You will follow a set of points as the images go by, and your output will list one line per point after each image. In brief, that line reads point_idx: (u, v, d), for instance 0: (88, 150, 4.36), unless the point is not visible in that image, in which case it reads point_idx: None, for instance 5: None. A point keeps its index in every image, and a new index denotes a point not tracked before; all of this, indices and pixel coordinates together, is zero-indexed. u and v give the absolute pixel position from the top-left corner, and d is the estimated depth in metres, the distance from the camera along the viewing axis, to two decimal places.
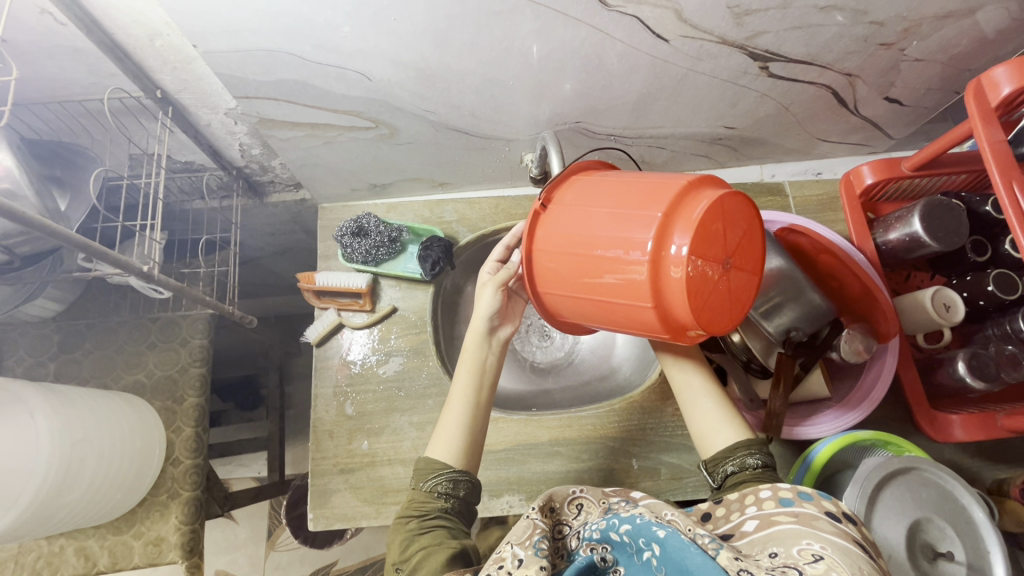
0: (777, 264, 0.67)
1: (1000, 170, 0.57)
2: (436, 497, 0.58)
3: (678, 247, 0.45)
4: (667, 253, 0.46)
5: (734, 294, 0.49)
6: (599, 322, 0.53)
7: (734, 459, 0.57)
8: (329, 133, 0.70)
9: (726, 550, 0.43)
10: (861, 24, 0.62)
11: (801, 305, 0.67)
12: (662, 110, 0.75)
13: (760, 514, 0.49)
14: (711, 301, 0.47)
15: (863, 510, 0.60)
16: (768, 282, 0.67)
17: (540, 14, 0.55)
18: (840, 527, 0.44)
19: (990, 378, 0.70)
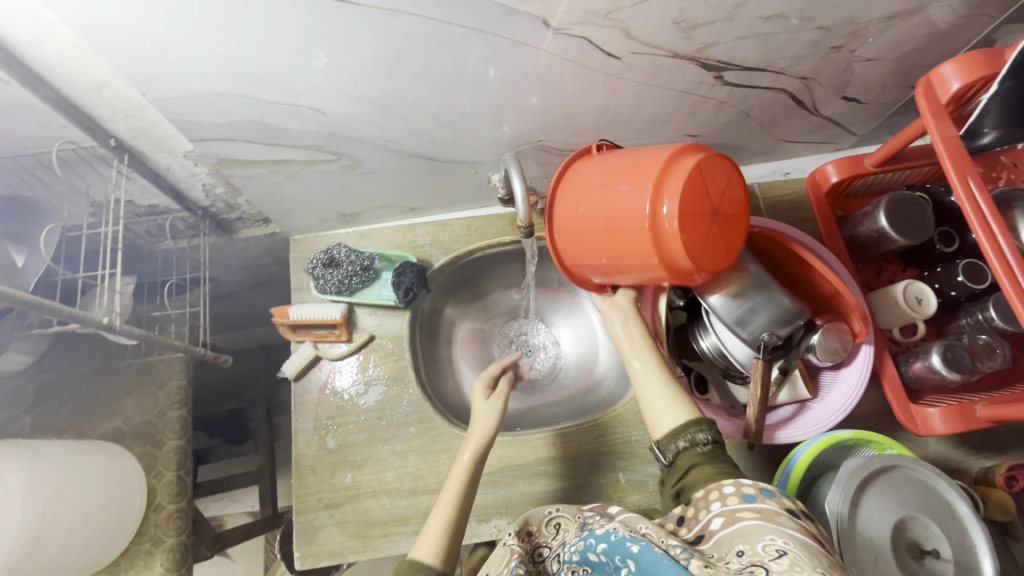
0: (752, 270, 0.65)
1: (955, 166, 0.58)
2: None
3: (680, 173, 0.51)
4: (678, 167, 0.51)
5: (720, 238, 0.53)
6: (601, 245, 0.57)
7: (685, 436, 0.57)
8: (291, 168, 0.70)
9: (696, 559, 0.42)
10: (809, 30, 0.62)
11: (777, 310, 0.66)
12: (623, 124, 0.75)
13: (725, 510, 0.47)
14: (701, 217, 0.51)
15: (847, 512, 0.60)
16: (743, 289, 0.66)
17: (488, 41, 0.55)
18: (799, 522, 0.44)
19: (965, 370, 0.70)
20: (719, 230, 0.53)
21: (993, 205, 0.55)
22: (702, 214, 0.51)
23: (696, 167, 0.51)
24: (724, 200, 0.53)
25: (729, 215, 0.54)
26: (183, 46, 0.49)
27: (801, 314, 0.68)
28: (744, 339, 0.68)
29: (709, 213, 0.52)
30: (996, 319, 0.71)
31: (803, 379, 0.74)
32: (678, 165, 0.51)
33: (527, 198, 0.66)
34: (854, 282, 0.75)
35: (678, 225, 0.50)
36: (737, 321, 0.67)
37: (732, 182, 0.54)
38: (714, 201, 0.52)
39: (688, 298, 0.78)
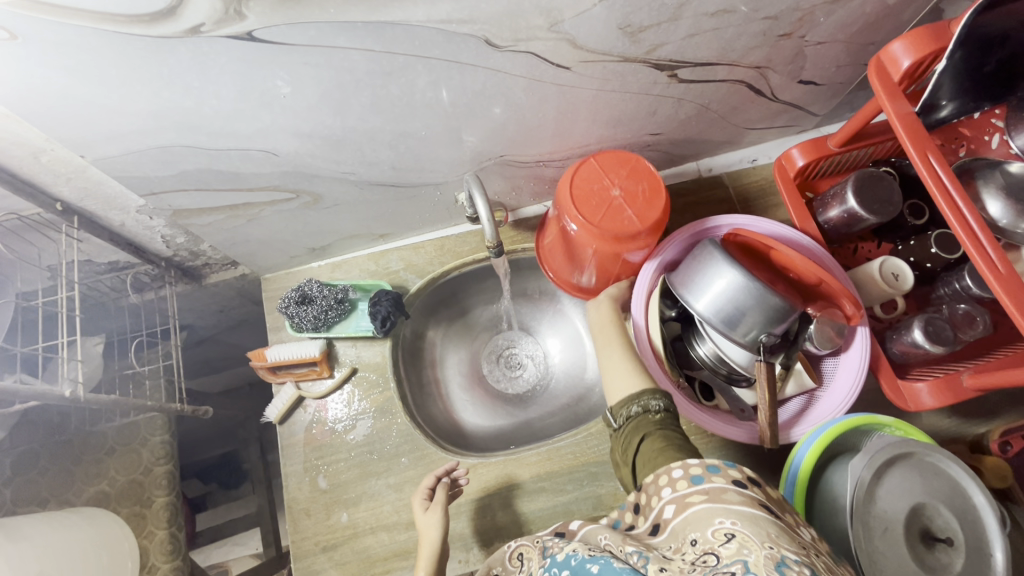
0: (735, 273, 0.65)
1: (915, 144, 0.58)
2: None
3: (573, 174, 0.73)
4: (578, 170, 0.73)
5: (614, 211, 0.70)
6: (561, 239, 0.79)
7: (639, 402, 0.62)
8: (250, 211, 0.69)
9: (653, 563, 0.41)
10: (757, 21, 0.62)
11: (768, 309, 0.65)
12: (584, 129, 0.74)
13: (675, 497, 0.47)
14: (590, 199, 0.71)
15: (869, 480, 0.59)
16: (729, 291, 0.66)
17: (433, 66, 0.54)
18: (746, 494, 0.44)
19: (947, 341, 0.70)
20: (622, 201, 0.71)
21: (956, 179, 0.55)
22: (590, 196, 0.71)
23: (583, 168, 0.72)
24: (625, 182, 0.72)
25: (634, 193, 0.71)
26: (116, 104, 0.48)
27: (795, 311, 0.67)
28: (741, 342, 0.68)
29: (608, 192, 0.71)
30: (973, 287, 0.71)
31: (806, 370, 0.75)
32: (586, 163, 0.73)
33: (492, 217, 0.65)
34: (839, 270, 0.75)
35: (573, 203, 0.71)
36: (730, 325, 0.67)
37: (638, 172, 0.72)
38: (613, 183, 0.71)
39: (680, 307, 0.78)
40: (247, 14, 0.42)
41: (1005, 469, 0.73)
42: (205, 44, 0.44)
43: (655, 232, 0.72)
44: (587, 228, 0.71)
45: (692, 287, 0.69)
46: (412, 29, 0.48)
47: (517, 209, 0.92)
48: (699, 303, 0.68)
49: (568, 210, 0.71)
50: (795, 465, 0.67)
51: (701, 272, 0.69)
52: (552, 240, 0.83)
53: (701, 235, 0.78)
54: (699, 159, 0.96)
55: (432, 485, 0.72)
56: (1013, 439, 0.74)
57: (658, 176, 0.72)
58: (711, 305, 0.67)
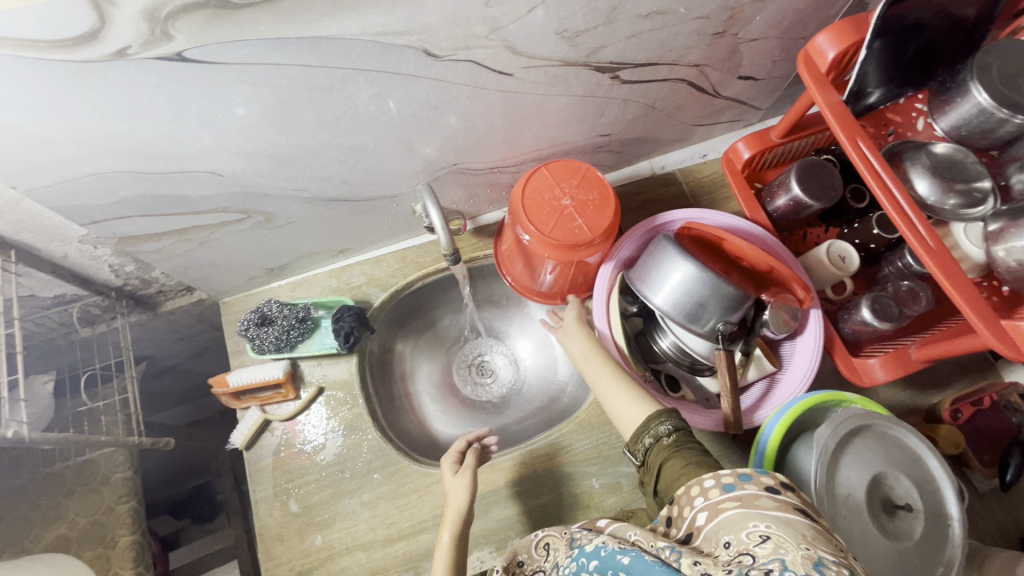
0: (690, 266, 0.66)
1: (845, 131, 0.61)
2: None
3: (523, 185, 0.74)
4: (529, 181, 0.74)
5: (567, 219, 0.72)
6: (518, 247, 0.80)
7: (650, 432, 0.61)
8: (201, 233, 0.68)
9: (686, 558, 0.41)
10: (690, 20, 0.64)
11: (725, 298, 0.67)
12: (534, 134, 0.75)
13: (707, 504, 0.46)
14: (541, 209, 0.73)
15: (834, 447, 0.61)
16: (686, 283, 0.67)
17: (373, 79, 0.54)
18: (780, 500, 0.43)
19: (894, 317, 0.72)
20: (573, 211, 0.72)
21: (884, 162, 0.58)
22: (543, 205, 0.73)
23: (534, 178, 0.74)
24: (575, 191, 0.73)
25: (584, 202, 0.73)
26: (46, 132, 0.47)
27: (749, 299, 0.69)
28: (699, 332, 0.69)
29: (559, 201, 0.73)
30: (914, 264, 0.74)
31: (764, 355, 0.76)
32: (539, 173, 0.74)
33: (446, 225, 0.65)
34: (789, 256, 0.77)
35: (525, 213, 0.72)
36: (689, 317, 0.68)
37: (588, 180, 0.74)
38: (563, 192, 0.73)
39: (640, 303, 0.79)
40: (175, 34, 0.41)
41: (958, 437, 0.76)
42: (134, 66, 0.43)
43: (606, 239, 0.74)
44: (538, 239, 0.72)
45: (648, 282, 0.71)
46: (347, 43, 0.48)
47: (477, 216, 0.93)
48: (659, 296, 0.69)
49: (520, 220, 0.73)
50: (763, 437, 0.68)
51: (658, 265, 0.70)
52: (510, 249, 0.83)
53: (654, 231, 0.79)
54: (652, 157, 0.98)
55: (463, 449, 0.74)
56: (963, 405, 0.77)
57: (608, 185, 0.74)
58: (669, 299, 0.68)
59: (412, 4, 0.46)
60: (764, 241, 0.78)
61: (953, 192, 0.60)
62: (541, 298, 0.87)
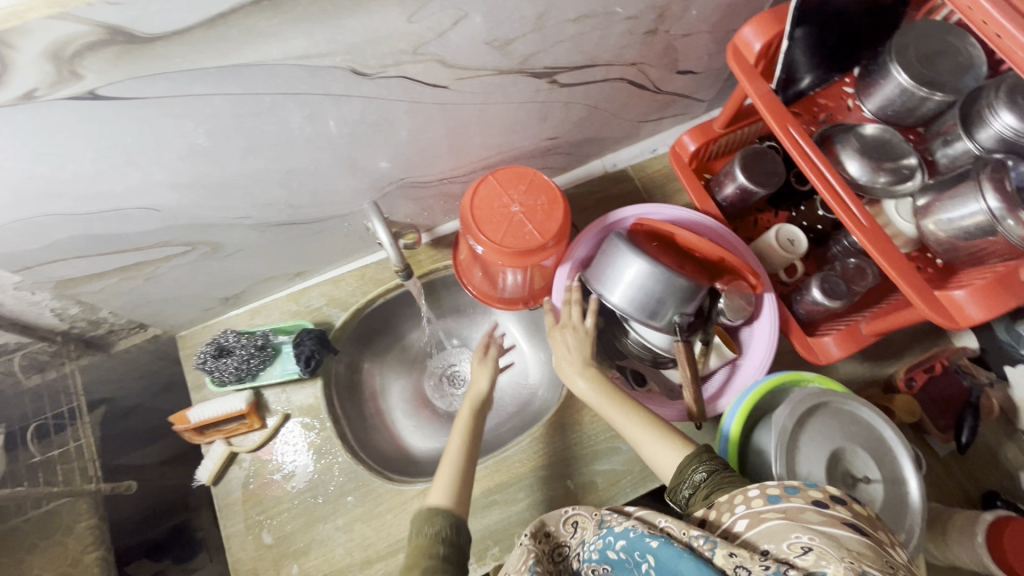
0: (641, 263, 0.68)
1: (776, 118, 0.62)
2: (438, 541, 0.62)
3: (472, 195, 0.75)
4: (477, 190, 0.75)
5: (518, 225, 0.73)
6: (474, 257, 0.80)
7: (686, 482, 0.57)
8: (145, 269, 0.66)
9: (721, 549, 0.42)
10: (619, 21, 0.65)
11: (678, 291, 0.68)
12: (479, 143, 0.76)
13: (748, 512, 0.44)
14: (492, 216, 0.73)
15: (792, 427, 0.63)
16: (638, 280, 0.68)
17: (303, 103, 0.54)
18: (827, 515, 0.40)
19: (843, 295, 0.75)
20: (523, 217, 0.73)
21: (815, 146, 0.60)
22: (494, 213, 0.73)
23: (481, 188, 0.75)
24: (524, 197, 0.74)
25: (532, 208, 0.74)
26: None
27: (701, 290, 0.70)
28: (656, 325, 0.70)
29: (508, 208, 0.74)
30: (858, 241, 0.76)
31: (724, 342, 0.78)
32: (486, 182, 0.75)
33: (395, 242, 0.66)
34: (739, 245, 0.79)
35: (476, 223, 0.73)
36: (646, 313, 0.69)
37: (536, 186, 0.75)
38: (512, 199, 0.74)
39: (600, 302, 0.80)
40: (83, 73, 0.41)
41: (914, 405, 0.79)
42: (45, 107, 0.42)
43: (559, 241, 0.75)
44: (490, 247, 0.73)
45: (603, 281, 0.71)
46: (270, 68, 0.48)
47: (433, 228, 0.93)
48: (615, 296, 0.70)
49: (471, 230, 0.73)
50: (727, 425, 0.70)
51: (611, 266, 0.71)
52: (467, 259, 0.84)
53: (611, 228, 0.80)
54: (603, 156, 0.99)
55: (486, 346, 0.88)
56: (917, 374, 0.80)
57: (556, 189, 0.75)
58: (625, 296, 0.69)
59: (332, 25, 0.46)
60: (715, 231, 0.80)
61: (882, 170, 0.62)
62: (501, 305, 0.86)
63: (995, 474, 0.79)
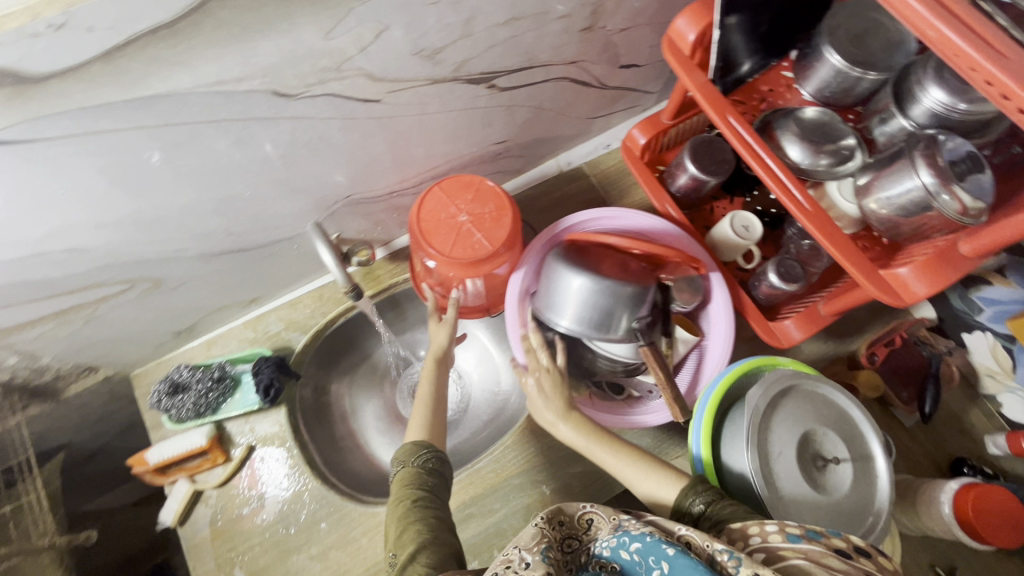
0: (589, 279, 0.69)
1: (714, 108, 0.62)
2: (427, 470, 0.63)
3: (417, 209, 0.73)
4: (423, 204, 0.73)
5: (466, 236, 0.72)
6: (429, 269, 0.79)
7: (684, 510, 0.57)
8: (83, 311, 0.64)
9: (745, 568, 0.42)
10: (552, 21, 0.64)
11: (628, 300, 0.69)
12: (425, 153, 0.74)
13: (766, 546, 0.45)
14: (440, 229, 0.72)
15: (764, 408, 0.62)
16: (588, 295, 0.69)
17: (228, 129, 0.52)
18: (851, 564, 0.41)
19: (800, 277, 0.75)
20: (471, 227, 0.72)
21: (754, 133, 0.60)
22: (442, 226, 0.72)
23: (427, 201, 0.73)
24: (471, 206, 0.73)
25: (480, 216, 0.73)
26: None
27: (647, 290, 0.71)
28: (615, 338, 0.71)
29: (456, 219, 0.73)
30: None
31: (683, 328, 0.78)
32: (432, 193, 0.74)
33: (340, 265, 0.72)
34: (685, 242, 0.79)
35: (424, 238, 0.72)
36: (601, 326, 0.69)
37: (482, 194, 0.74)
38: (460, 209, 0.73)
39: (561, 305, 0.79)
40: None
41: (877, 380, 0.80)
42: None
43: (510, 248, 0.74)
44: (442, 261, 0.71)
45: (553, 298, 0.71)
46: (184, 98, 0.46)
47: (390, 242, 0.91)
48: (568, 314, 0.70)
49: (420, 244, 0.72)
50: (699, 405, 0.70)
51: (559, 283, 0.71)
52: (421, 272, 0.82)
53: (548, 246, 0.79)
54: (557, 155, 0.99)
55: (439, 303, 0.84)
56: (878, 348, 0.80)
57: (502, 195, 0.74)
58: (578, 312, 0.69)
59: (245, 47, 0.45)
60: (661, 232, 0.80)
61: (822, 152, 0.63)
62: (464, 314, 0.87)
63: (960, 440, 0.80)
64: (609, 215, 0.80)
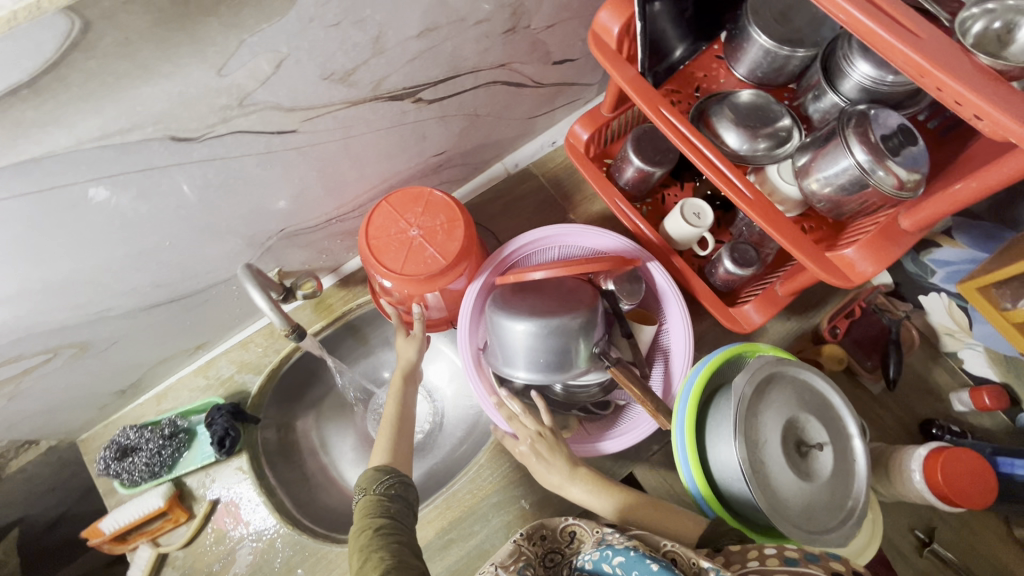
0: (535, 326, 0.67)
1: (648, 102, 0.60)
2: (388, 497, 0.60)
3: (368, 228, 0.71)
4: (372, 222, 0.72)
5: (419, 249, 0.70)
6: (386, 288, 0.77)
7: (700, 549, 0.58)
8: (6, 386, 0.60)
9: None
10: (470, 27, 0.61)
11: (580, 335, 0.68)
12: (358, 175, 0.71)
13: (762, 568, 0.46)
14: (392, 245, 0.70)
15: (750, 396, 0.59)
16: (538, 342, 0.67)
17: (129, 182, 0.49)
18: None
19: (754, 261, 0.74)
20: (422, 241, 0.70)
21: (689, 125, 0.58)
22: (394, 242, 0.70)
23: (376, 219, 0.71)
24: (421, 220, 0.71)
25: (432, 229, 0.71)
26: None
27: (597, 314, 0.70)
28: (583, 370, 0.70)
29: (407, 233, 0.71)
30: None
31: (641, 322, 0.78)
32: (381, 209, 0.72)
33: (277, 308, 0.65)
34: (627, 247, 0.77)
35: (376, 256, 0.69)
36: (560, 368, 0.69)
37: (433, 206, 0.72)
38: (409, 223, 0.71)
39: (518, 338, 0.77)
40: None
41: (840, 351, 0.80)
42: None
43: (466, 259, 0.71)
44: (396, 279, 0.69)
45: (506, 346, 0.69)
46: (67, 157, 0.43)
47: (339, 267, 0.87)
48: (524, 362, 0.69)
49: (372, 264, 0.69)
50: (681, 400, 0.64)
51: (507, 333, 0.69)
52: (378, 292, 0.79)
53: (485, 295, 0.77)
54: (503, 158, 0.96)
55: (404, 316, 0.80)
56: (838, 321, 0.81)
57: (454, 205, 0.72)
58: (533, 357, 0.68)
59: (127, 96, 0.42)
60: (606, 245, 0.78)
61: (759, 137, 0.62)
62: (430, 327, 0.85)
63: (928, 401, 0.81)
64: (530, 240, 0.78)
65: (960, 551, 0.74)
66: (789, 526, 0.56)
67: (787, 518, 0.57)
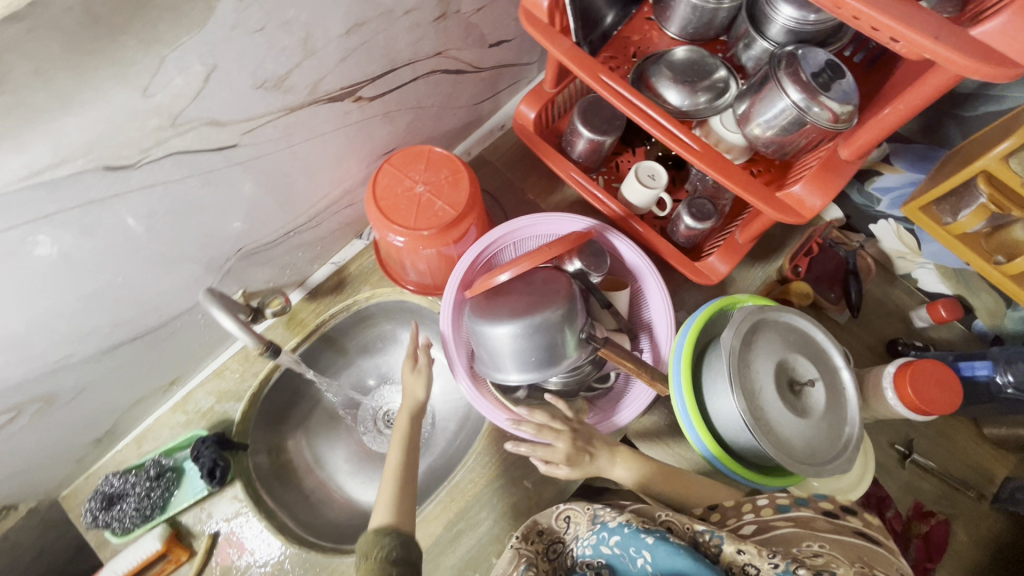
0: (518, 326, 0.67)
1: (586, 69, 0.60)
2: (388, 564, 0.59)
3: (371, 193, 0.71)
4: (377, 184, 0.71)
5: (428, 206, 0.71)
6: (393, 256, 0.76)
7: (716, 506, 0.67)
8: None
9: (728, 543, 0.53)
10: (400, 18, 0.61)
11: (564, 326, 0.68)
12: (311, 184, 0.70)
13: (760, 518, 0.60)
14: (403, 205, 0.71)
15: (739, 347, 0.61)
16: (525, 342, 0.67)
17: (69, 220, 0.47)
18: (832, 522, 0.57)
19: (712, 213, 0.76)
20: (429, 195, 0.71)
21: (628, 86, 0.59)
22: (403, 202, 0.71)
23: (378, 184, 0.71)
24: (426, 176, 0.72)
25: (438, 183, 0.72)
26: None
27: (576, 301, 0.70)
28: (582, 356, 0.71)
29: (413, 190, 0.71)
30: None
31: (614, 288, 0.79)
32: (383, 170, 0.72)
33: (246, 328, 0.66)
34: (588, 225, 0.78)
35: (388, 215, 0.70)
36: (551, 362, 0.68)
37: (435, 161, 0.73)
38: (415, 180, 0.71)
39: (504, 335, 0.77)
40: None
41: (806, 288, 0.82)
42: None
43: (473, 211, 0.73)
44: (410, 236, 0.70)
45: (494, 349, 0.68)
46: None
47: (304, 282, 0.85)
48: (515, 363, 0.68)
49: (384, 224, 0.70)
50: (675, 359, 0.66)
51: (492, 338, 0.68)
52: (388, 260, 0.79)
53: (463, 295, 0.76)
54: (456, 149, 0.95)
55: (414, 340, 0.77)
56: (799, 260, 0.83)
57: (455, 159, 0.73)
58: (523, 356, 0.68)
59: (50, 132, 0.40)
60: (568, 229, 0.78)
61: (699, 90, 0.63)
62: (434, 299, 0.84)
63: (892, 323, 0.85)
64: (482, 254, 0.77)
65: (938, 457, 0.79)
66: (798, 463, 0.59)
67: (791, 455, 0.59)
